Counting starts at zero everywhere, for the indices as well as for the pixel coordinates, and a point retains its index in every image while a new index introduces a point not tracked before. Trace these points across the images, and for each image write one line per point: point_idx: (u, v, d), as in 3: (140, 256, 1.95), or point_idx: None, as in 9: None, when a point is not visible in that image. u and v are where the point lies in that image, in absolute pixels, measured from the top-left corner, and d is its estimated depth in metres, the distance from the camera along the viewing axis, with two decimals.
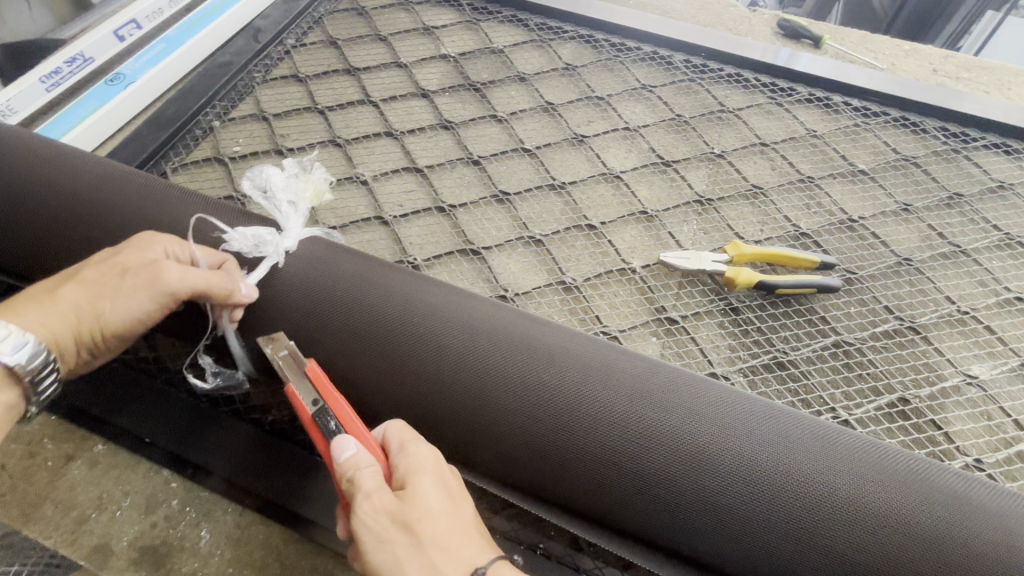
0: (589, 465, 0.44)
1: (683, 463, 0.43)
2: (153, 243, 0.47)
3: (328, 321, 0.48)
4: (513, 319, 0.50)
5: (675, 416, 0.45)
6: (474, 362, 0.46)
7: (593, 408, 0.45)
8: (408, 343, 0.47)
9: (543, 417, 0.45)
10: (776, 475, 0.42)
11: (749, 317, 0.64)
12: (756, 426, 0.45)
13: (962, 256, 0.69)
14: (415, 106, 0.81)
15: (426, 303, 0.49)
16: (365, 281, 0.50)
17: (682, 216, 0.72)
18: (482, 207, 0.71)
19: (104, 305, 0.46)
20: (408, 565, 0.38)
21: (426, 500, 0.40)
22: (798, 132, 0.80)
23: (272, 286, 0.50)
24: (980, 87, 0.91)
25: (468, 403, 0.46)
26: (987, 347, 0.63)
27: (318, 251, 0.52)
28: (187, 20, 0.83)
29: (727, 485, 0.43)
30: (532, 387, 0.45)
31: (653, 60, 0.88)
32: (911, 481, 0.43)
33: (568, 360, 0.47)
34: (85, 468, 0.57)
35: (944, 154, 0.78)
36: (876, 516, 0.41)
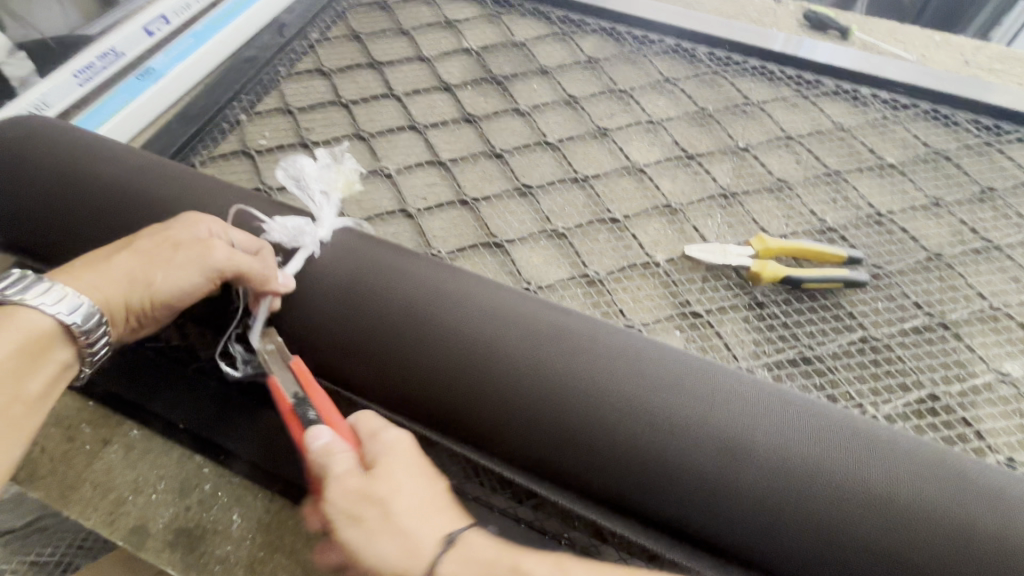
0: (614, 456, 0.45)
1: (716, 458, 0.43)
2: (201, 221, 0.49)
3: (359, 313, 0.49)
4: (540, 310, 0.50)
5: (705, 409, 0.45)
6: (502, 352, 0.47)
7: (621, 398, 0.45)
8: (437, 333, 0.48)
9: (572, 407, 0.45)
10: (812, 473, 0.42)
11: (774, 312, 0.63)
12: (788, 421, 0.44)
13: (994, 251, 0.68)
14: (437, 99, 0.82)
15: (454, 295, 0.49)
16: (394, 272, 0.50)
17: (706, 210, 0.71)
18: (504, 200, 0.72)
19: (156, 276, 0.47)
20: (380, 540, 0.41)
21: (397, 479, 0.43)
22: (824, 125, 0.79)
23: (307, 275, 0.51)
24: (1013, 78, 0.89)
25: (496, 393, 0.46)
26: (1019, 344, 0.61)
27: (347, 243, 0.53)
28: (214, 15, 0.85)
29: (766, 481, 0.42)
30: (559, 377, 0.46)
31: (676, 52, 0.87)
32: (948, 478, 0.42)
33: (596, 352, 0.47)
34: (122, 452, 0.58)
35: (976, 147, 0.77)
36: (916, 514, 0.41)
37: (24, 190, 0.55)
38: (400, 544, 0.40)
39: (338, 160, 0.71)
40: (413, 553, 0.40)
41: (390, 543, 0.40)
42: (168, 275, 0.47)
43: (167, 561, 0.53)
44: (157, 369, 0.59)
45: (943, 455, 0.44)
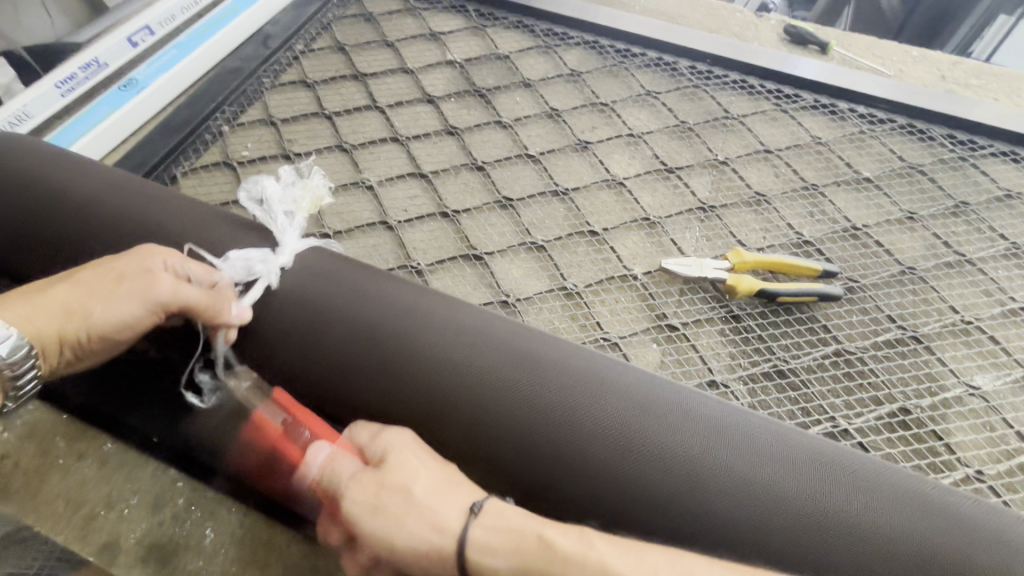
0: (582, 479, 0.45)
1: (683, 481, 0.43)
2: (153, 253, 0.49)
3: (329, 332, 0.49)
4: (508, 331, 0.50)
5: (671, 431, 0.45)
6: (469, 375, 0.47)
7: (588, 420, 0.45)
8: (403, 355, 0.48)
9: (537, 430, 0.45)
10: (777, 496, 0.43)
11: (749, 325, 0.64)
12: (753, 444, 0.45)
13: (967, 265, 0.69)
14: (420, 111, 0.82)
15: (425, 315, 0.50)
16: (361, 293, 0.51)
17: (684, 223, 0.72)
18: (485, 213, 0.72)
19: (95, 309, 0.47)
20: (408, 521, 0.44)
21: (409, 466, 0.45)
22: (802, 139, 0.80)
23: (266, 301, 0.51)
24: (989, 93, 0.90)
25: (462, 415, 0.46)
26: (990, 358, 0.62)
27: (320, 261, 0.53)
28: (198, 26, 0.85)
29: (732, 503, 0.43)
30: (526, 399, 0.46)
31: (658, 66, 0.88)
32: (909, 499, 0.43)
33: (564, 373, 0.47)
34: (95, 466, 0.58)
35: (950, 161, 0.78)
36: (879, 535, 0.41)
37: None
38: (429, 522, 0.44)
39: (307, 176, 0.70)
40: (441, 527, 0.44)
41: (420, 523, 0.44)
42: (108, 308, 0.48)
43: None
44: (130, 383, 0.58)
45: (906, 476, 0.45)
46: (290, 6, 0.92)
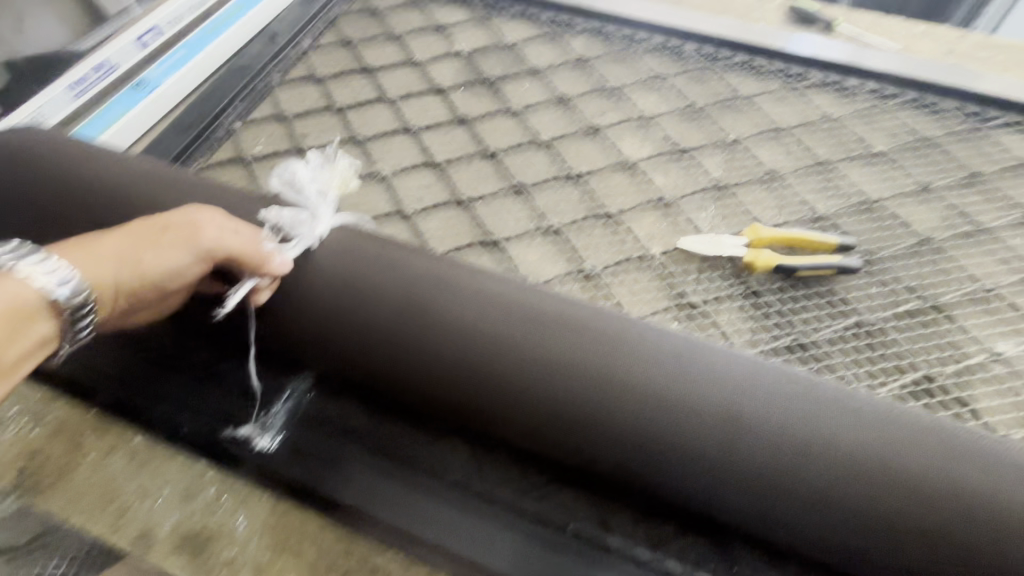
0: (625, 438, 0.46)
1: (724, 433, 0.44)
2: (199, 209, 0.49)
3: (366, 306, 0.50)
4: (539, 296, 0.50)
5: (705, 390, 0.45)
6: (502, 341, 0.48)
7: (630, 381, 0.46)
8: (437, 324, 0.49)
9: (573, 394, 0.46)
10: (818, 447, 0.43)
11: (769, 300, 0.64)
12: (794, 400, 0.45)
13: (983, 234, 0.69)
14: (430, 102, 0.82)
15: (460, 283, 0.50)
16: (392, 264, 0.51)
17: (699, 203, 0.72)
18: (499, 199, 0.72)
19: (145, 256, 0.46)
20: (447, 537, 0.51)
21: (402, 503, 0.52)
22: (812, 116, 0.80)
23: (302, 270, 0.52)
24: (997, 66, 0.90)
25: (497, 381, 0.47)
26: (1011, 324, 0.62)
27: (346, 239, 0.53)
28: (207, 25, 0.86)
29: (773, 456, 0.44)
30: (559, 364, 0.47)
31: (664, 50, 0.88)
32: (945, 449, 0.43)
33: (603, 336, 0.48)
34: (125, 459, 0.58)
35: (962, 134, 0.78)
36: (916, 485, 0.42)
37: (26, 203, 0.56)
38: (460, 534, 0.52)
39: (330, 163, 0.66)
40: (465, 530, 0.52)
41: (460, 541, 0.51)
42: (158, 255, 0.47)
43: (173, 566, 0.54)
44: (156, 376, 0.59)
45: (943, 426, 0.45)
46: (295, 3, 0.92)
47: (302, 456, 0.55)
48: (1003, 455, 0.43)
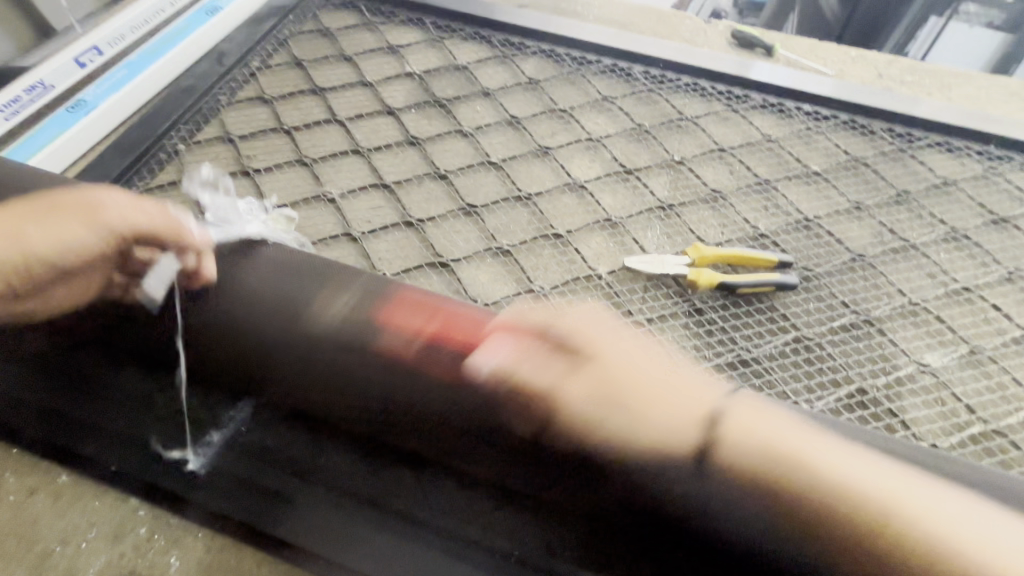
0: (565, 455, 0.44)
1: (662, 446, 0.43)
2: (99, 189, 0.49)
3: (294, 324, 0.47)
4: (489, 317, 0.50)
5: (661, 406, 0.45)
6: (455, 362, 0.46)
7: (567, 394, 0.45)
8: (384, 346, 0.47)
9: (531, 415, 0.45)
10: (757, 459, 0.43)
11: (712, 317, 0.65)
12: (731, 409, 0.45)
13: (911, 250, 0.72)
14: (381, 123, 0.82)
15: (398, 299, 0.50)
16: (338, 286, 0.49)
17: (645, 222, 0.73)
18: (449, 220, 0.73)
19: (35, 228, 0.46)
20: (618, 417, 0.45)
21: (541, 379, 0.45)
22: (753, 137, 0.83)
23: (234, 294, 0.48)
24: (923, 89, 0.96)
25: (451, 405, 0.46)
26: (938, 336, 0.65)
27: (285, 261, 0.51)
28: (150, 44, 0.84)
29: (713, 470, 0.43)
30: (514, 384, 0.46)
31: (613, 72, 0.90)
32: (898, 463, 0.43)
33: (541, 349, 0.47)
34: (49, 499, 0.56)
35: (891, 154, 0.82)
36: (858, 499, 0.41)
37: None
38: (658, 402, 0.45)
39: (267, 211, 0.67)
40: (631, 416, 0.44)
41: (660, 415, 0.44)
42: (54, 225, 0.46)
43: None
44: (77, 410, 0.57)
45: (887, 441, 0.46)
46: (244, 23, 0.91)
47: (241, 492, 0.55)
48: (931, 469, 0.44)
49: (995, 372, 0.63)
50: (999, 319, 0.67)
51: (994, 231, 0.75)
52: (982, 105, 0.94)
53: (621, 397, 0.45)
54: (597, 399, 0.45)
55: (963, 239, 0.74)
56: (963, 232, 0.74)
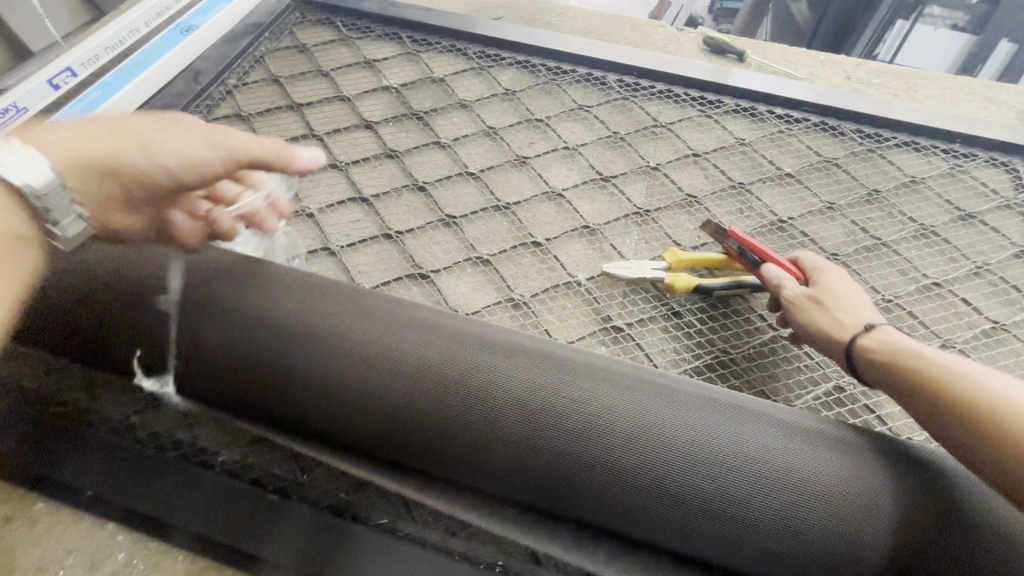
0: (547, 461, 0.46)
1: (640, 449, 0.45)
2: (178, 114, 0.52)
3: (280, 341, 0.49)
4: (457, 324, 0.51)
5: (622, 405, 0.47)
6: (423, 370, 0.48)
7: (546, 401, 0.47)
8: (353, 356, 0.48)
9: (498, 417, 0.46)
10: (731, 459, 0.45)
11: (690, 320, 0.66)
12: (702, 411, 0.47)
13: (883, 248, 0.74)
14: (360, 137, 0.83)
15: (380, 312, 0.51)
16: (310, 299, 0.51)
17: (622, 228, 0.74)
18: (429, 232, 0.73)
19: (156, 138, 0.49)
20: (820, 319, 0.57)
21: (846, 292, 0.59)
22: (727, 141, 0.85)
23: (205, 309, 0.50)
24: (891, 91, 0.98)
25: (419, 411, 0.47)
26: (911, 332, 0.67)
27: (258, 276, 0.52)
28: (123, 66, 0.84)
29: (689, 470, 0.45)
30: (481, 388, 0.47)
31: (588, 81, 0.92)
32: (845, 453, 0.46)
33: (518, 358, 0.49)
34: (24, 528, 0.55)
35: (861, 154, 0.84)
36: (823, 496, 0.44)
37: None
38: (845, 318, 0.56)
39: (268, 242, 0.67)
40: (843, 325, 0.56)
41: (850, 317, 0.56)
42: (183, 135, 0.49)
43: None
44: (48, 440, 0.55)
45: (845, 433, 0.47)
46: (219, 42, 0.92)
47: (219, 510, 0.53)
48: (903, 466, 0.45)
49: None
50: (969, 313, 0.68)
51: (963, 227, 0.76)
52: (947, 105, 0.96)
53: (830, 304, 0.58)
54: (805, 299, 0.59)
55: (932, 236, 0.75)
56: (932, 229, 0.76)
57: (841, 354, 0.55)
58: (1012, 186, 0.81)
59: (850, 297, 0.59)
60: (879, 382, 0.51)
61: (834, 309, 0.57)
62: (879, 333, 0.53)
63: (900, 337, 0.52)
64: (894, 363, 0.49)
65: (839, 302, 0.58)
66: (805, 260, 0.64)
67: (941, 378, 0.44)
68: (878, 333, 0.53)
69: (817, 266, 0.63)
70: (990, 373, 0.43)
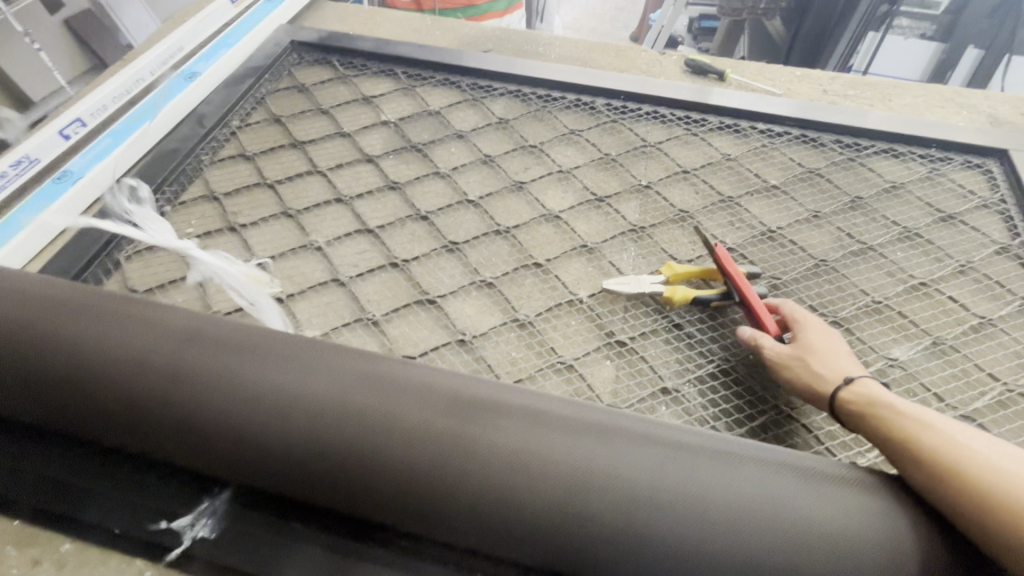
0: (550, 518, 0.47)
1: (643, 505, 0.46)
2: None
3: (284, 416, 0.50)
4: (451, 381, 0.53)
5: (615, 456, 0.48)
6: (420, 431, 0.49)
7: (546, 458, 0.48)
8: (352, 421, 0.50)
9: (495, 475, 0.48)
10: (725, 508, 0.46)
11: (691, 330, 0.69)
12: (698, 460, 0.48)
13: (870, 251, 0.77)
14: (362, 170, 0.86)
15: (380, 378, 0.52)
16: (307, 368, 0.53)
17: (620, 245, 0.77)
18: (433, 258, 0.76)
19: None
20: (801, 374, 0.59)
21: (822, 341, 0.61)
22: (714, 157, 0.89)
23: (204, 380, 0.52)
24: (866, 101, 1.03)
25: (420, 471, 0.48)
26: (903, 331, 0.69)
27: (257, 346, 0.54)
28: (131, 114, 0.88)
29: (694, 523, 0.45)
30: (477, 447, 0.48)
31: (577, 106, 0.96)
32: (835, 495, 0.47)
33: (515, 416, 0.51)
34: (52, 569, 0.55)
35: (842, 163, 0.88)
36: (824, 539, 0.45)
37: None
38: (824, 371, 0.58)
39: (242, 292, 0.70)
40: (822, 380, 0.58)
41: (828, 368, 0.58)
42: None
43: None
44: (77, 483, 0.58)
45: (832, 472, 0.49)
46: (222, 86, 0.95)
47: (245, 543, 0.54)
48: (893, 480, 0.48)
49: (959, 360, 0.67)
50: (957, 310, 0.71)
51: (945, 228, 0.80)
52: (921, 112, 1.01)
53: (807, 356, 0.60)
54: (783, 354, 0.61)
55: (916, 238, 0.79)
56: (915, 230, 0.79)
57: (826, 407, 0.57)
58: (987, 186, 0.84)
59: (827, 346, 0.60)
60: (862, 430, 0.54)
61: (814, 364, 0.59)
62: (857, 385, 0.56)
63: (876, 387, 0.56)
64: (883, 414, 0.53)
65: (818, 356, 0.60)
66: (786, 309, 0.65)
67: (906, 430, 0.50)
68: (856, 384, 0.56)
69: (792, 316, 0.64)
70: (949, 424, 0.50)
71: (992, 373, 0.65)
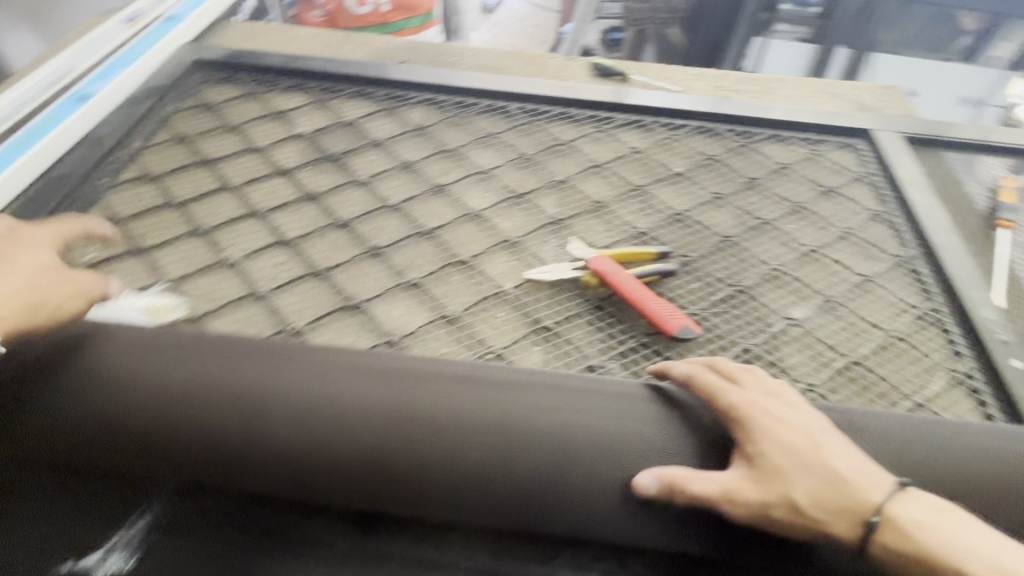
0: (480, 479, 0.50)
1: (570, 453, 0.50)
2: None
3: (215, 416, 0.51)
4: (379, 360, 0.55)
5: (534, 414, 0.52)
6: (351, 411, 0.51)
7: (471, 421, 0.51)
8: (282, 410, 0.51)
9: (426, 445, 0.50)
10: (634, 449, 0.51)
11: (612, 310, 0.72)
12: (610, 408, 0.53)
13: (766, 226, 0.84)
14: (277, 184, 0.84)
15: (307, 364, 0.54)
16: (231, 366, 0.53)
17: (541, 238, 0.80)
18: (357, 265, 0.75)
19: None
20: (795, 522, 0.47)
21: (794, 457, 0.48)
22: (624, 151, 0.94)
23: (128, 390, 0.52)
24: (754, 94, 1.13)
25: (354, 452, 0.50)
26: (799, 294, 0.76)
27: (178, 352, 0.54)
28: (13, 141, 0.82)
29: (615, 463, 0.51)
30: (408, 419, 0.51)
31: (492, 111, 0.99)
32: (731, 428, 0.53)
33: (444, 390, 0.53)
34: None
35: (737, 149, 0.96)
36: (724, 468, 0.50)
37: None
38: (820, 509, 0.46)
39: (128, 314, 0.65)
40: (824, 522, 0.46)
41: (825, 502, 0.46)
42: None
43: None
44: None
45: None
46: (118, 107, 0.91)
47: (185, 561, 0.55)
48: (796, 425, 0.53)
49: (846, 314, 0.74)
50: (842, 271, 0.79)
51: (827, 201, 0.89)
52: (800, 102, 1.12)
53: (798, 499, 0.46)
54: (768, 509, 0.47)
55: (803, 210, 0.87)
56: (802, 204, 0.88)
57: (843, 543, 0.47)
58: (858, 162, 0.95)
59: (806, 463, 0.48)
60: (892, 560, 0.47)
61: (807, 502, 0.46)
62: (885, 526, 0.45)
63: (910, 514, 0.46)
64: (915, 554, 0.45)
65: (806, 486, 0.47)
66: (737, 404, 0.51)
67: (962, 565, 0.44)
68: (885, 524, 0.45)
69: (737, 423, 0.51)
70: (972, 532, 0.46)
71: (874, 323, 0.73)
